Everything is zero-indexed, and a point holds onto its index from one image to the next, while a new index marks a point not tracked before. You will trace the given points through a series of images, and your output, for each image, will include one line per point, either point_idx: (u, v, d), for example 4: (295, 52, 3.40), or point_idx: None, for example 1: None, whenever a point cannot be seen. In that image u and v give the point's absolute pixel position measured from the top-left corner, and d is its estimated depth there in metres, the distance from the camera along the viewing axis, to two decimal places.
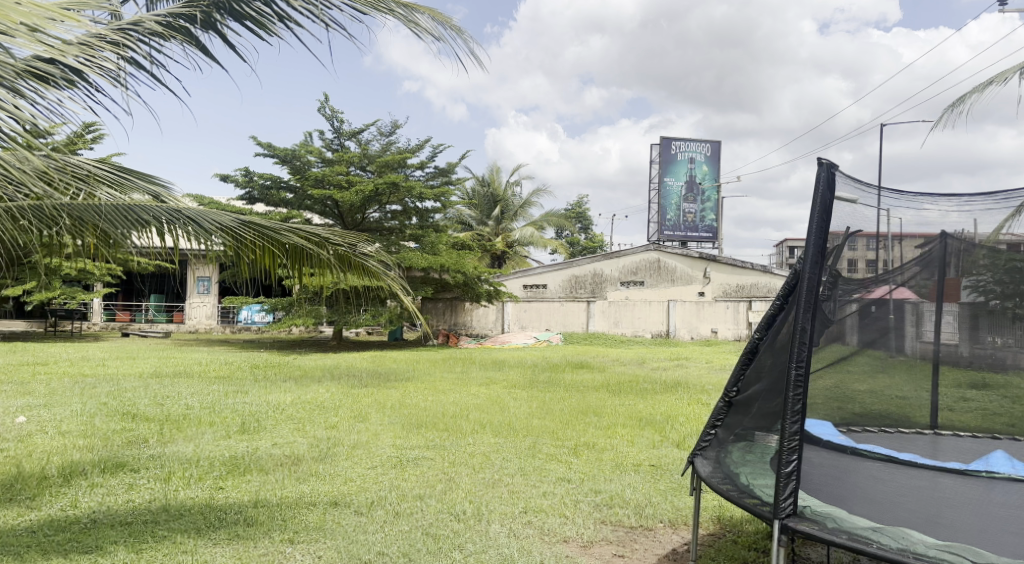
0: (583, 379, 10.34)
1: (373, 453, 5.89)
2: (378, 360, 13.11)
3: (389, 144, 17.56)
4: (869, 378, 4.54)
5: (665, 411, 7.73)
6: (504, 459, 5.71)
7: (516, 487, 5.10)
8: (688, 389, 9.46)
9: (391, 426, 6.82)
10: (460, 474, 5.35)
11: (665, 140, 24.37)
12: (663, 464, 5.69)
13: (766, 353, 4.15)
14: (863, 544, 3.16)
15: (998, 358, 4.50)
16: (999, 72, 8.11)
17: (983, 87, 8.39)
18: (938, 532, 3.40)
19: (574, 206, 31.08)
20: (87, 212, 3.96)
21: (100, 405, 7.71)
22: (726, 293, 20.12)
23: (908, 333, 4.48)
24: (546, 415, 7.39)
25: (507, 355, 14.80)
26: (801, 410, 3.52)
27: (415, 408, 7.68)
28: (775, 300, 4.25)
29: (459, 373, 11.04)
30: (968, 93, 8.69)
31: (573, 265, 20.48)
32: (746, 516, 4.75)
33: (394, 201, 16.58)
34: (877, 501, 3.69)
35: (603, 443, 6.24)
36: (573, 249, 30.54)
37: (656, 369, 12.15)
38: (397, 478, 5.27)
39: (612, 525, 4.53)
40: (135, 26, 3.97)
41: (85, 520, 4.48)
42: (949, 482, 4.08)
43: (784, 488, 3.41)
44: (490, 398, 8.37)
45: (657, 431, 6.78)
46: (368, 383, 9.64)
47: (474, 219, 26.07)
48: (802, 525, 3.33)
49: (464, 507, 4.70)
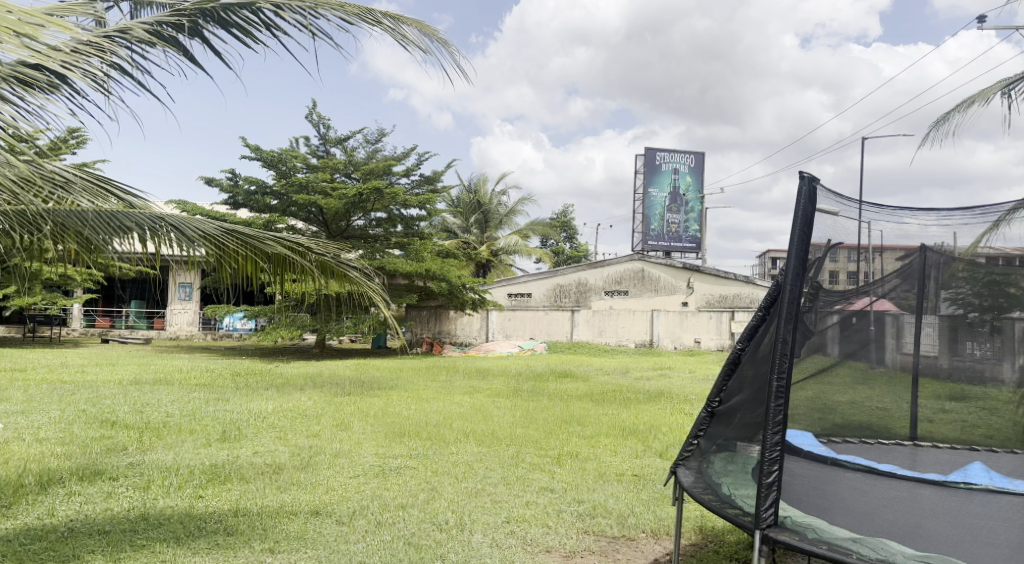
0: (567, 388, 10.35)
1: (355, 461, 5.85)
2: (360, 368, 13.07)
3: (375, 152, 17.53)
4: (850, 390, 4.57)
5: (648, 420, 7.74)
6: (487, 469, 5.70)
7: (499, 497, 5.08)
8: (671, 399, 9.49)
9: (374, 434, 6.79)
10: (443, 484, 5.33)
11: (649, 150, 24.49)
12: (645, 474, 5.70)
13: (749, 363, 4.16)
14: (842, 554, 3.18)
15: (976, 372, 4.52)
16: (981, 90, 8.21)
17: (963, 104, 8.50)
18: (915, 543, 3.42)
19: (559, 215, 31.18)
20: (71, 218, 3.91)
21: (79, 412, 7.63)
22: (709, 303, 20.14)
23: (888, 345, 4.55)
24: (531, 424, 7.39)
25: (490, 363, 14.79)
26: (782, 420, 3.53)
27: (398, 417, 7.64)
28: (758, 311, 4.27)
29: (442, 382, 11.02)
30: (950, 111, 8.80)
31: (557, 274, 20.19)
32: (728, 526, 4.77)
33: (379, 208, 16.54)
34: (857, 512, 3.71)
35: (587, 453, 6.23)
36: (559, 258, 30.61)
37: (640, 379, 12.18)
38: (379, 487, 5.24)
39: (595, 536, 4.53)
40: (122, 33, 3.95)
41: (62, 528, 4.43)
42: (927, 493, 4.10)
43: (765, 499, 3.43)
44: (474, 407, 8.33)
45: (640, 440, 6.78)
46: (351, 391, 9.60)
47: (460, 226, 26.07)
48: (783, 536, 3.34)
49: (447, 517, 4.69)
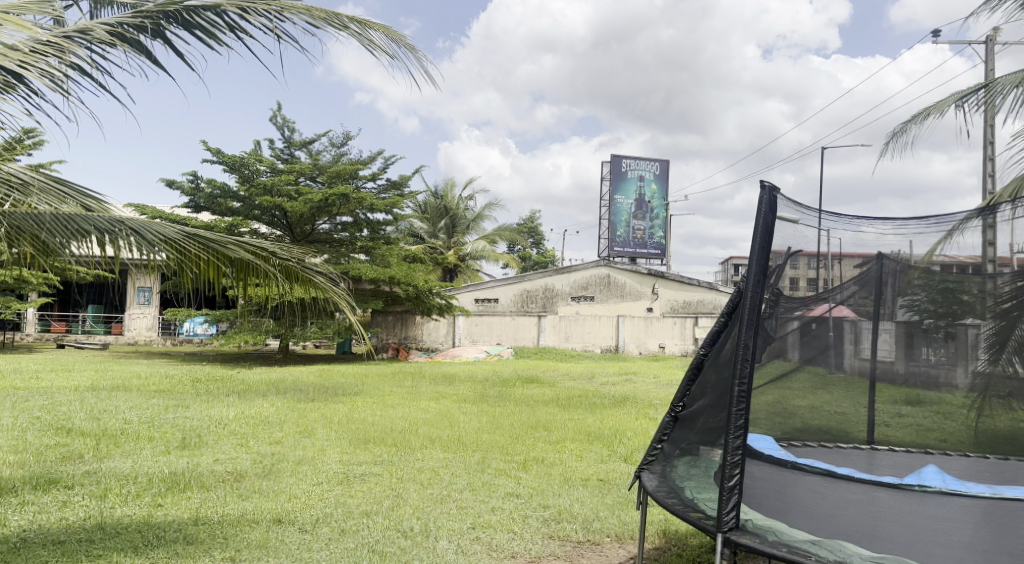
0: (534, 393, 10.36)
1: (319, 468, 5.80)
2: (324, 374, 12.96)
3: (340, 155, 17.42)
4: (809, 394, 4.66)
5: (613, 425, 7.79)
6: (453, 475, 5.68)
7: (465, 502, 5.08)
8: (636, 404, 9.55)
9: (338, 441, 6.73)
10: (408, 490, 5.30)
11: (615, 157, 24.67)
12: (610, 479, 5.73)
13: (711, 368, 4.22)
14: (801, 556, 3.23)
15: (931, 377, 4.63)
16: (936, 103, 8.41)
17: (919, 116, 8.71)
18: (871, 545, 3.49)
19: (526, 220, 31.25)
20: (26, 221, 3.81)
21: (33, 420, 7.44)
22: (674, 309, 20.37)
23: (847, 351, 4.72)
24: (497, 430, 7.38)
25: (457, 369, 14.77)
26: (743, 425, 3.58)
27: (362, 423, 7.59)
28: (719, 317, 4.33)
29: (407, 387, 10.96)
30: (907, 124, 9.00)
31: (525, 279, 20.28)
32: (690, 529, 4.81)
33: (344, 212, 16.42)
34: (816, 514, 3.78)
35: (553, 458, 6.25)
36: (525, 264, 30.67)
37: (606, 384, 12.25)
38: (343, 494, 5.20)
39: (560, 540, 4.54)
40: (81, 33, 3.87)
41: (14, 539, 4.32)
42: (883, 495, 4.19)
43: (727, 502, 3.47)
44: (440, 413, 8.30)
45: (606, 445, 6.81)
46: (315, 398, 9.50)
47: (426, 231, 26.01)
48: (744, 538, 3.39)
49: (412, 524, 4.66)
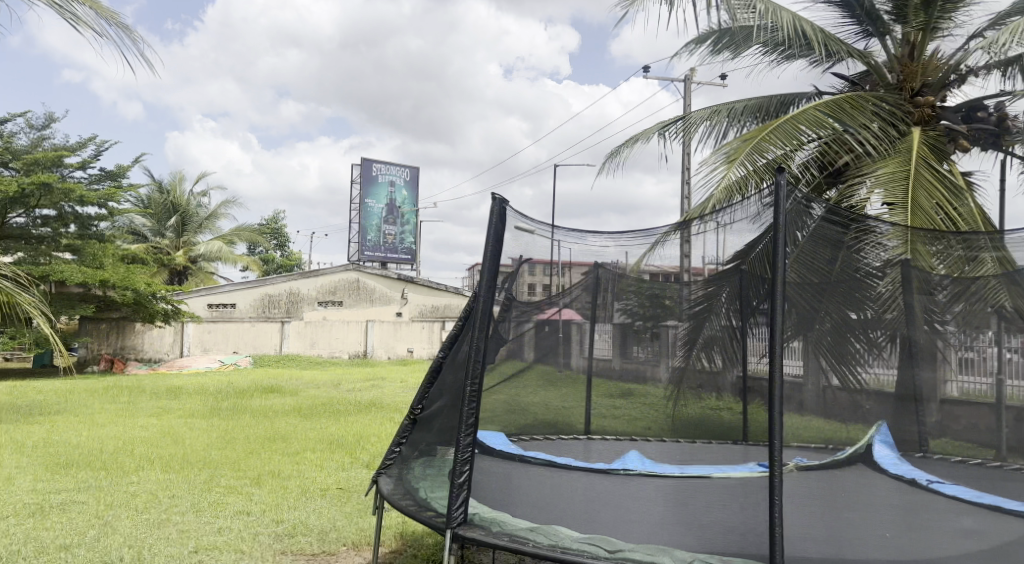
0: (273, 404, 10.03)
1: (9, 501, 5.16)
2: (22, 391, 11.51)
3: (40, 139, 15.59)
4: (534, 393, 4.99)
5: (353, 432, 7.78)
6: (173, 497, 5.34)
7: (187, 526, 4.79)
8: (379, 409, 9.63)
9: (35, 468, 6.03)
10: (119, 518, 4.89)
11: (365, 160, 24.64)
12: (347, 487, 5.70)
13: (448, 370, 4.37)
14: (521, 544, 3.47)
15: (641, 372, 5.04)
16: (646, 130, 9.37)
17: (633, 141, 9.62)
18: (585, 528, 3.82)
19: (269, 222, 30.13)
20: None
21: None
22: (421, 313, 21.58)
23: (573, 350, 5.04)
24: (228, 445, 7.06)
25: (193, 380, 13.89)
26: (473, 422, 3.78)
27: (69, 446, 6.87)
28: (457, 321, 4.51)
29: (127, 403, 10.08)
30: (621, 148, 9.88)
31: (265, 283, 19.18)
32: (426, 529, 4.95)
33: (47, 205, 14.68)
34: (539, 503, 4.05)
35: (286, 470, 6.11)
36: (268, 267, 29.60)
37: (350, 390, 12.20)
38: (39, 528, 4.67)
39: (294, 555, 4.44)
40: None
41: None
42: (597, 482, 4.61)
43: (456, 498, 3.63)
44: (167, 429, 7.76)
45: (341, 454, 6.77)
46: (9, 420, 8.41)
47: (149, 229, 24.31)
48: (470, 532, 3.56)
49: (125, 554, 4.32)
